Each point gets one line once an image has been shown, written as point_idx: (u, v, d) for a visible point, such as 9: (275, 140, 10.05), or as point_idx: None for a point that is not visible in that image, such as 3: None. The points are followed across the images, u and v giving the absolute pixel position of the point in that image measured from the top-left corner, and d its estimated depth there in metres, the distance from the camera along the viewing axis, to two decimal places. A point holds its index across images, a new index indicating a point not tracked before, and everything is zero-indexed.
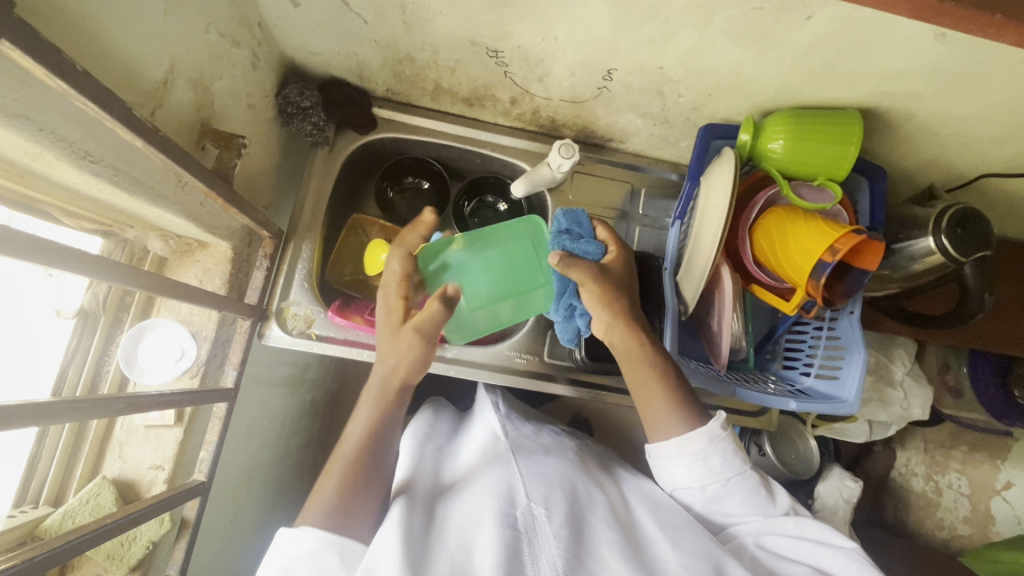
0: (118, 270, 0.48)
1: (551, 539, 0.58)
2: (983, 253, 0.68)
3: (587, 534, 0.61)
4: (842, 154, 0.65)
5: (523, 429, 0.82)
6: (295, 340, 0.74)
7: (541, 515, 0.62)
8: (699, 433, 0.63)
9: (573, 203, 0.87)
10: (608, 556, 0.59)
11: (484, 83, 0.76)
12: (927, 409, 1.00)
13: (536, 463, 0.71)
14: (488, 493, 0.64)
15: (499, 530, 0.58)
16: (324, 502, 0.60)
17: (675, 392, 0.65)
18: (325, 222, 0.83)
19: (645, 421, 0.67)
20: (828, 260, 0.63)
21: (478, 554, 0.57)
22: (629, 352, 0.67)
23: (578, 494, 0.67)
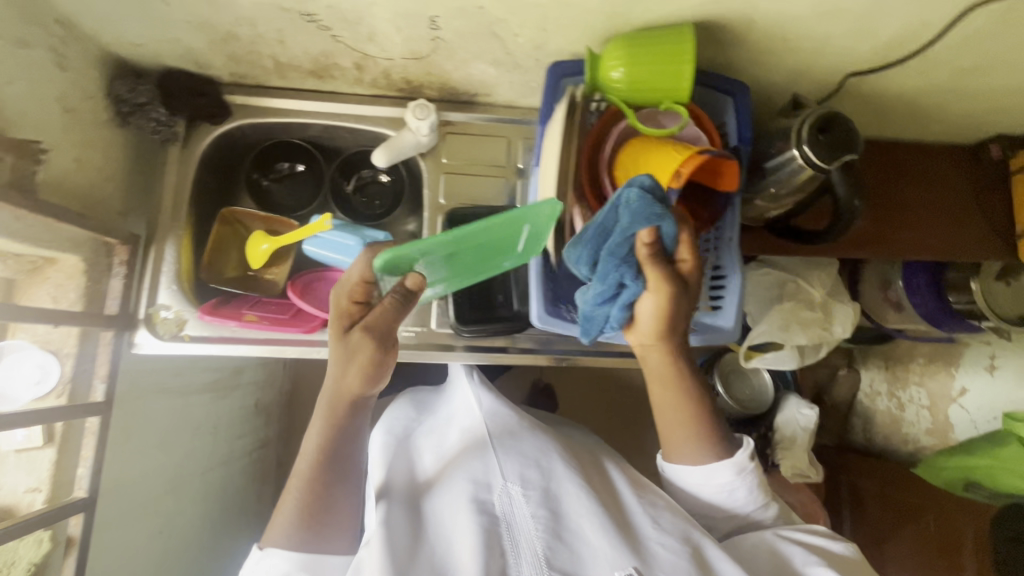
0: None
1: (529, 525, 0.62)
2: (848, 157, 0.66)
3: (566, 510, 0.65)
4: (678, 72, 0.61)
5: (495, 395, 0.84)
6: (166, 345, 0.73)
7: (516, 497, 0.65)
8: (728, 469, 0.69)
9: (448, 165, 0.84)
10: (587, 530, 0.63)
11: (320, 52, 0.72)
12: (848, 327, 0.99)
13: (517, 433, 0.74)
14: (466, 480, 0.67)
15: (475, 521, 0.62)
16: (291, 509, 0.64)
17: (708, 428, 0.70)
18: (191, 219, 0.80)
19: (666, 443, 0.73)
20: (674, 186, 0.61)
21: (458, 545, 0.61)
22: (660, 380, 0.69)
23: (558, 466, 0.71)
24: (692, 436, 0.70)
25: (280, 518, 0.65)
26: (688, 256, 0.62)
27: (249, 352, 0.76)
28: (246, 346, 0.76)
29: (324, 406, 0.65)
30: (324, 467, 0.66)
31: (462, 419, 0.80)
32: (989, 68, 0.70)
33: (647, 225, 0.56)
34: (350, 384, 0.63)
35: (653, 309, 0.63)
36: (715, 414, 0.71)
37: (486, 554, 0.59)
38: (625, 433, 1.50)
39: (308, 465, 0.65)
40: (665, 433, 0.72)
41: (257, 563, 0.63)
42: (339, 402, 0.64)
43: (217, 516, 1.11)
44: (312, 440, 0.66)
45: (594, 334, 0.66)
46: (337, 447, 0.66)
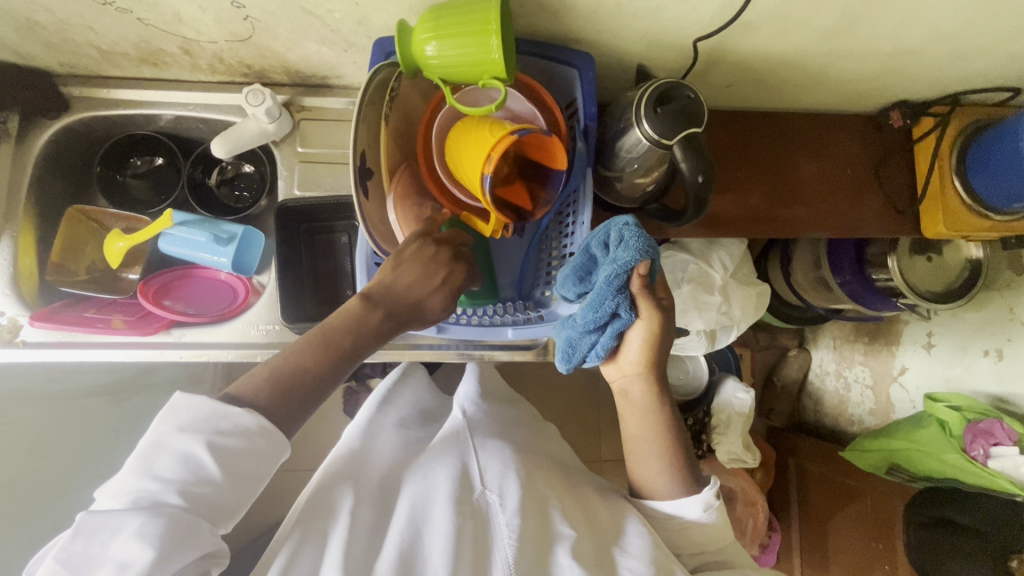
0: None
1: (503, 528, 0.63)
2: (687, 130, 0.61)
3: (548, 524, 0.66)
4: (485, 45, 0.55)
5: (483, 412, 0.85)
6: (1, 352, 0.71)
7: (495, 503, 0.66)
8: (696, 505, 0.68)
9: (304, 153, 0.80)
10: (562, 549, 0.63)
11: (139, 37, 0.68)
12: (748, 312, 0.94)
13: (500, 445, 0.76)
14: (443, 473, 0.69)
15: (450, 516, 0.62)
16: (272, 388, 0.53)
17: (678, 458, 0.70)
18: (33, 219, 0.77)
19: (639, 478, 0.74)
20: (487, 171, 0.56)
21: (429, 539, 0.61)
22: (636, 410, 0.70)
23: (540, 485, 0.71)
24: (664, 469, 0.71)
25: (267, 376, 0.54)
26: (665, 291, 0.63)
27: (90, 357, 0.73)
28: (86, 352, 0.73)
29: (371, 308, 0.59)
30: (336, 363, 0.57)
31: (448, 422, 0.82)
32: (854, 28, 0.65)
33: (642, 259, 0.56)
34: (427, 303, 0.61)
35: (642, 337, 0.64)
36: (683, 445, 0.71)
37: (455, 554, 0.59)
38: (563, 422, 1.46)
39: (321, 369, 0.56)
40: (637, 463, 0.72)
41: (222, 416, 0.49)
42: (401, 317, 0.60)
43: None
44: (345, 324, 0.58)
45: (575, 363, 0.63)
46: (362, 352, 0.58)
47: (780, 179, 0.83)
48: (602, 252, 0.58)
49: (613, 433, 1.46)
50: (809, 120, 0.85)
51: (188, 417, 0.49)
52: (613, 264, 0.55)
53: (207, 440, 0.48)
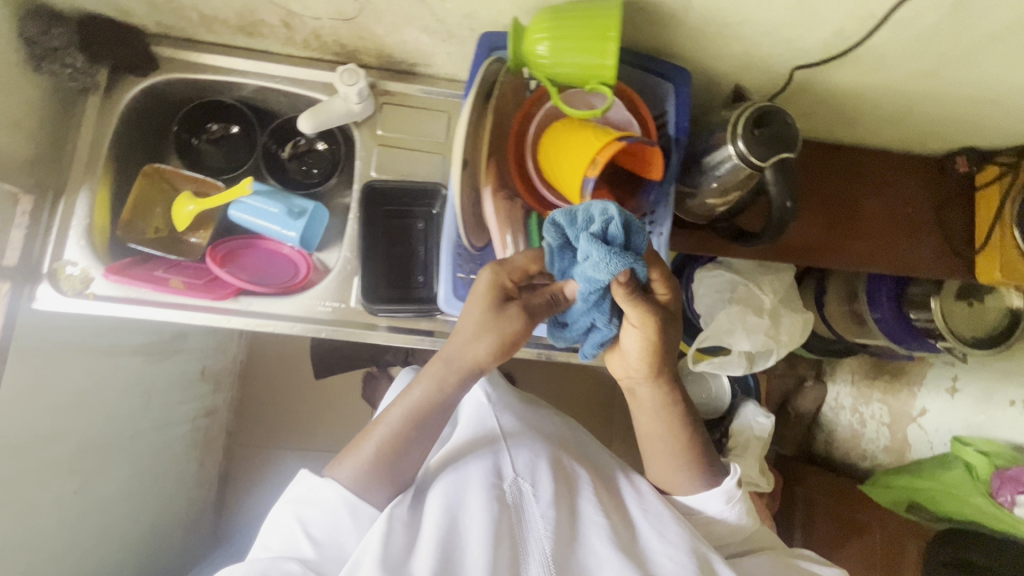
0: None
1: (539, 520, 0.61)
2: (782, 156, 0.62)
3: (580, 516, 0.64)
4: (602, 50, 0.57)
5: (503, 400, 0.81)
6: (69, 302, 0.70)
7: (529, 493, 0.64)
8: (716, 501, 0.69)
9: (383, 137, 0.80)
10: (597, 540, 0.62)
11: (244, 6, 0.68)
12: (797, 338, 0.96)
13: (530, 437, 0.73)
14: (473, 463, 0.66)
15: (486, 506, 0.60)
16: (359, 460, 0.63)
17: (697, 457, 0.71)
18: (110, 173, 0.77)
19: (661, 480, 0.73)
20: (591, 175, 0.57)
21: (465, 530, 0.59)
22: (646, 408, 0.70)
23: (574, 475, 0.69)
24: (679, 467, 0.71)
25: (349, 457, 0.63)
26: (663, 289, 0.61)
27: (157, 315, 0.73)
28: (154, 309, 0.73)
29: (440, 370, 0.63)
30: (417, 428, 0.64)
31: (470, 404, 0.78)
32: (948, 73, 0.66)
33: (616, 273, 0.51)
34: (478, 359, 0.61)
35: (637, 343, 0.61)
36: (702, 444, 0.71)
37: (493, 546, 0.57)
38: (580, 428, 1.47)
39: (398, 433, 0.64)
40: (652, 458, 0.73)
41: (312, 491, 0.61)
42: (458, 373, 0.63)
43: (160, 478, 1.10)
44: (410, 400, 0.65)
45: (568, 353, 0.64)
46: (431, 417, 0.64)
47: (845, 211, 0.84)
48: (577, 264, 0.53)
49: (628, 444, 1.47)
50: (876, 156, 0.87)
51: (294, 492, 0.62)
52: (584, 280, 0.53)
53: (301, 513, 0.60)
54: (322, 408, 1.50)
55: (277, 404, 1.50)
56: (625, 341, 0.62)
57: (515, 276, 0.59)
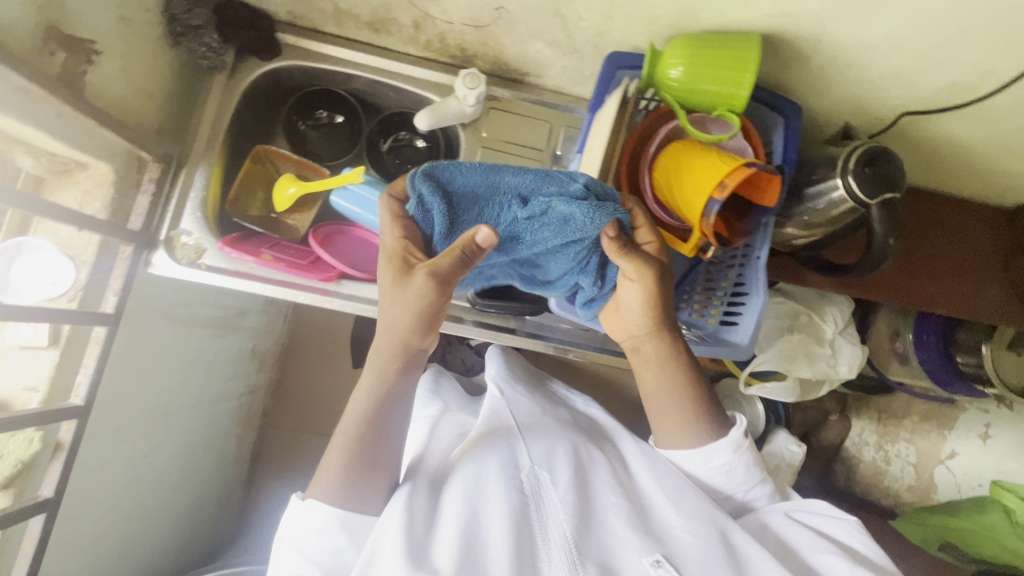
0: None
1: (557, 504, 0.64)
2: (889, 195, 0.65)
3: (596, 503, 0.67)
4: (738, 81, 0.60)
5: (514, 399, 0.85)
6: (182, 270, 0.73)
7: (545, 483, 0.67)
8: (725, 449, 0.68)
9: (487, 140, 0.83)
10: (616, 523, 0.64)
11: (381, 4, 0.71)
12: (854, 368, 0.98)
13: (545, 431, 0.77)
14: (492, 455, 0.70)
15: (505, 497, 0.64)
16: (335, 474, 0.60)
17: (704, 407, 0.69)
18: (225, 150, 0.80)
19: (663, 435, 0.72)
20: (717, 197, 0.60)
21: (486, 518, 0.62)
22: (649, 364, 0.68)
23: (590, 466, 0.73)
24: (681, 418, 0.69)
25: (322, 479, 0.61)
26: (649, 235, 0.63)
27: (262, 290, 0.75)
28: (259, 284, 0.75)
29: (382, 361, 0.61)
30: (374, 427, 0.61)
31: (486, 402, 0.84)
32: None
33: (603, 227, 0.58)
34: (413, 338, 0.60)
35: (640, 297, 0.63)
36: (707, 394, 0.69)
37: (515, 532, 0.60)
38: None
39: (352, 437, 0.60)
40: (657, 415, 0.71)
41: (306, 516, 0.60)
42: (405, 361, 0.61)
43: None
44: (360, 405, 0.62)
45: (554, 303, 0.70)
46: (386, 409, 0.61)
47: (921, 254, 0.87)
48: (548, 222, 0.57)
49: None
50: (958, 205, 0.90)
51: (289, 527, 0.61)
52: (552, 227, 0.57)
53: (307, 546, 0.59)
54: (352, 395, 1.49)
55: (314, 389, 1.52)
56: (625, 295, 0.64)
57: (413, 247, 0.58)
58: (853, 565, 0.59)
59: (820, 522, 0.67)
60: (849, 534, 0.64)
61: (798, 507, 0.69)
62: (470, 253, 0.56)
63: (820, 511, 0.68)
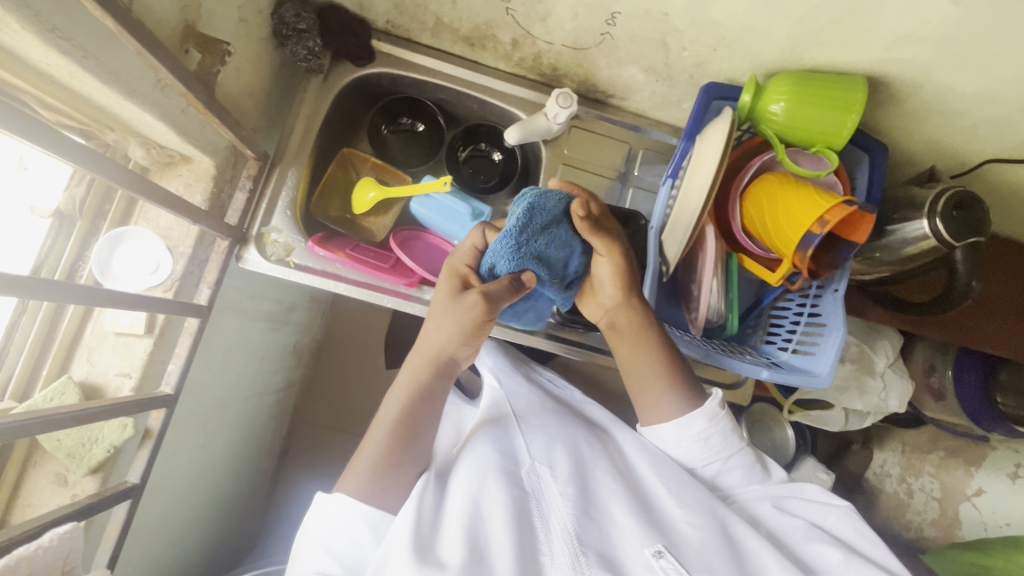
0: (73, 148, 0.45)
1: (559, 499, 0.62)
2: (974, 240, 0.67)
3: (595, 491, 0.65)
4: (842, 121, 0.63)
5: (512, 387, 0.82)
6: (272, 267, 0.74)
7: (545, 476, 0.65)
8: (700, 415, 0.65)
9: (567, 157, 0.85)
10: (616, 511, 0.62)
11: (485, 21, 0.73)
12: (904, 402, 0.99)
13: (541, 418, 0.74)
14: (491, 448, 0.67)
15: (504, 489, 0.62)
16: (360, 475, 0.63)
17: (677, 374, 0.68)
18: (314, 151, 0.81)
19: (643, 405, 0.70)
20: (816, 231, 0.62)
21: (489, 515, 0.60)
22: (625, 337, 0.68)
23: (585, 453, 0.69)
24: (659, 387, 0.68)
25: (353, 475, 0.64)
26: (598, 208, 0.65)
27: (346, 291, 0.76)
28: (344, 285, 0.76)
29: (421, 364, 0.66)
30: (407, 425, 0.65)
31: (484, 394, 0.81)
32: None
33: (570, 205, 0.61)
34: (451, 347, 0.64)
35: (611, 273, 0.67)
36: (680, 360, 0.69)
37: (516, 524, 0.59)
38: None
39: (386, 431, 0.64)
40: (638, 390, 0.70)
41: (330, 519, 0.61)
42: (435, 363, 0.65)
43: None
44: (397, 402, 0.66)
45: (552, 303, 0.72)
46: (417, 410, 0.65)
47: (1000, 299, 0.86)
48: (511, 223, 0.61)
49: None
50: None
51: (313, 529, 0.62)
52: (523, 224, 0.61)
53: (330, 543, 0.60)
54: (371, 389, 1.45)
55: (347, 388, 1.51)
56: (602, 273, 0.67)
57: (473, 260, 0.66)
58: (846, 556, 0.59)
59: (811, 509, 0.66)
60: (844, 521, 0.64)
61: (790, 492, 0.68)
62: (516, 284, 0.62)
63: (813, 497, 0.67)
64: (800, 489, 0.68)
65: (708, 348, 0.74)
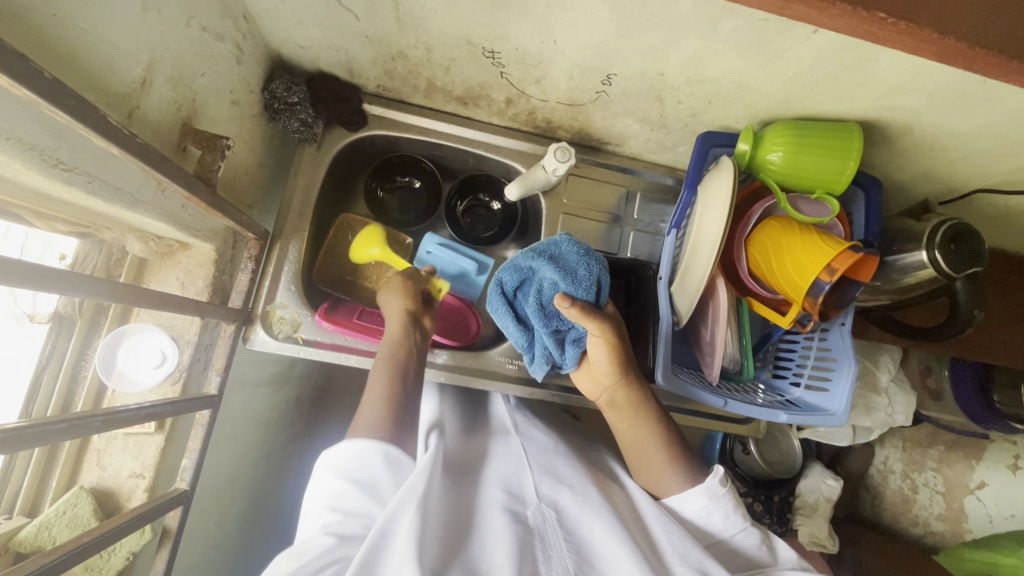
0: (85, 283, 0.42)
1: (562, 543, 0.55)
2: (973, 270, 0.68)
3: (595, 544, 0.55)
4: (841, 168, 0.64)
5: (531, 426, 0.76)
6: (281, 345, 0.73)
7: (553, 515, 0.57)
8: (697, 492, 0.60)
9: (567, 206, 0.85)
10: (618, 559, 0.53)
11: (479, 83, 0.73)
12: (910, 416, 1.01)
13: (549, 452, 0.68)
14: (496, 487, 0.60)
15: (507, 526, 0.54)
16: (371, 427, 0.59)
17: (673, 447, 0.66)
18: (312, 220, 0.80)
19: (649, 485, 0.66)
20: (825, 279, 0.63)
21: (486, 549, 0.53)
22: (627, 413, 0.68)
23: (593, 492, 0.60)
24: (658, 458, 0.66)
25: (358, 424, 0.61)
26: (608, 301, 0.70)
27: (359, 363, 0.75)
28: (357, 356, 0.75)
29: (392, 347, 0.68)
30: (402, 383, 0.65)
31: (495, 433, 0.74)
32: None
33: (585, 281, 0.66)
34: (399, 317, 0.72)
35: (604, 353, 0.67)
36: (676, 435, 0.68)
37: (520, 558, 0.51)
38: None
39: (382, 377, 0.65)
40: (640, 467, 0.68)
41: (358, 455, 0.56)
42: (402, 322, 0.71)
43: (263, 506, 1.09)
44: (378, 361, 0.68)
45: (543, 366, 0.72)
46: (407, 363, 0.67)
47: (1003, 315, 0.88)
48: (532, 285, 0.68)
49: None
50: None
51: (326, 460, 0.57)
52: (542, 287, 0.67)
53: (344, 467, 0.55)
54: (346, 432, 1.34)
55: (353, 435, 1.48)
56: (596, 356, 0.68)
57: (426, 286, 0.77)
58: None
59: None
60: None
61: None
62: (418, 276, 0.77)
63: None
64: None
65: (725, 393, 0.73)
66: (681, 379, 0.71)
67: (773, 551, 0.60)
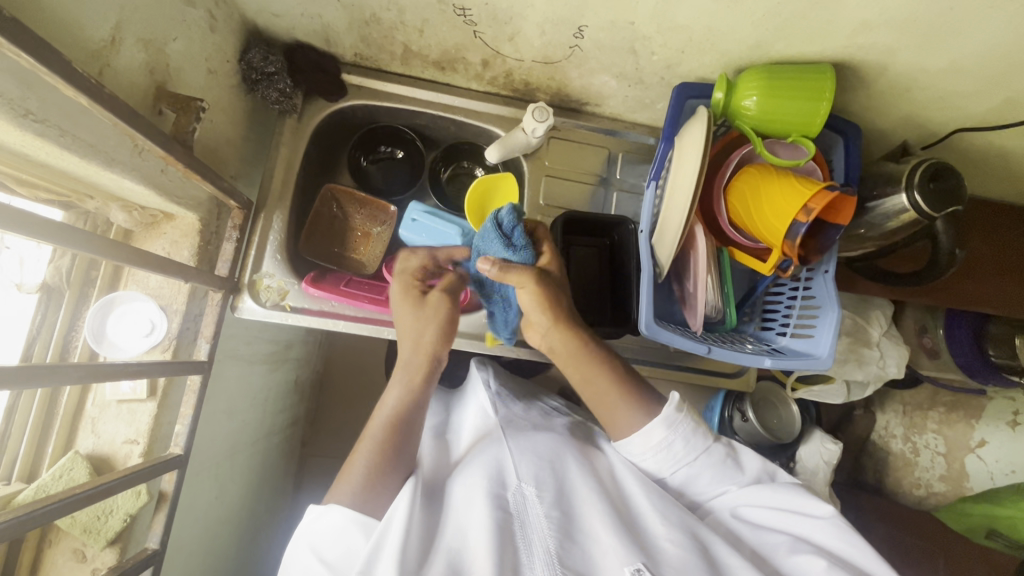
0: (64, 232, 0.43)
1: (543, 521, 0.56)
2: (953, 209, 0.69)
3: (579, 510, 0.58)
4: (815, 109, 0.64)
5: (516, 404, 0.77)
6: (269, 313, 0.74)
7: (531, 494, 0.59)
8: (656, 423, 0.62)
9: (549, 168, 0.85)
10: (599, 528, 0.56)
11: (454, 45, 0.73)
12: (902, 367, 1.01)
13: (528, 430, 0.69)
14: (478, 476, 0.61)
15: (491, 512, 0.56)
16: (354, 483, 0.59)
17: (628, 384, 0.66)
18: (296, 190, 0.81)
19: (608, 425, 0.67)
20: (802, 219, 0.64)
21: (473, 536, 0.55)
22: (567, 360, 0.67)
23: (570, 467, 0.63)
24: (614, 396, 0.66)
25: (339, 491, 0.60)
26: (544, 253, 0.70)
27: (346, 328, 0.76)
28: (344, 323, 0.76)
29: (409, 375, 0.67)
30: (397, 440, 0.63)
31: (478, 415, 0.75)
32: None
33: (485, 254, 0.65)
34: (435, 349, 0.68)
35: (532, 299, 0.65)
36: (628, 370, 0.68)
37: (500, 549, 0.52)
38: None
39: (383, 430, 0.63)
40: (598, 408, 0.67)
41: (325, 526, 0.56)
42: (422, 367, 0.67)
43: (263, 483, 1.10)
44: (387, 409, 0.65)
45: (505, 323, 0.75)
46: (409, 420, 0.65)
47: (990, 261, 0.87)
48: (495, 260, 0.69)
49: None
50: None
51: (303, 533, 0.57)
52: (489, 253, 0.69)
53: (319, 547, 0.55)
54: (345, 413, 1.34)
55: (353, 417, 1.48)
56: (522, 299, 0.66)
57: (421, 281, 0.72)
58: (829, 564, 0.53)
59: (786, 517, 0.60)
60: (832, 533, 0.57)
61: (767, 500, 0.61)
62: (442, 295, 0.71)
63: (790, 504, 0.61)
64: (784, 494, 0.61)
65: (711, 342, 0.74)
66: (666, 332, 0.71)
67: (737, 462, 0.64)
